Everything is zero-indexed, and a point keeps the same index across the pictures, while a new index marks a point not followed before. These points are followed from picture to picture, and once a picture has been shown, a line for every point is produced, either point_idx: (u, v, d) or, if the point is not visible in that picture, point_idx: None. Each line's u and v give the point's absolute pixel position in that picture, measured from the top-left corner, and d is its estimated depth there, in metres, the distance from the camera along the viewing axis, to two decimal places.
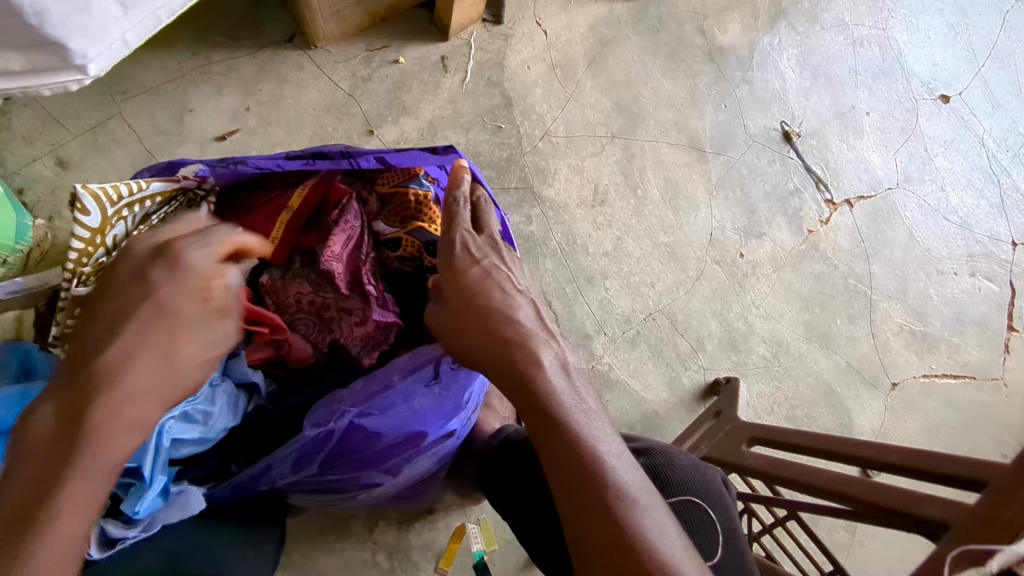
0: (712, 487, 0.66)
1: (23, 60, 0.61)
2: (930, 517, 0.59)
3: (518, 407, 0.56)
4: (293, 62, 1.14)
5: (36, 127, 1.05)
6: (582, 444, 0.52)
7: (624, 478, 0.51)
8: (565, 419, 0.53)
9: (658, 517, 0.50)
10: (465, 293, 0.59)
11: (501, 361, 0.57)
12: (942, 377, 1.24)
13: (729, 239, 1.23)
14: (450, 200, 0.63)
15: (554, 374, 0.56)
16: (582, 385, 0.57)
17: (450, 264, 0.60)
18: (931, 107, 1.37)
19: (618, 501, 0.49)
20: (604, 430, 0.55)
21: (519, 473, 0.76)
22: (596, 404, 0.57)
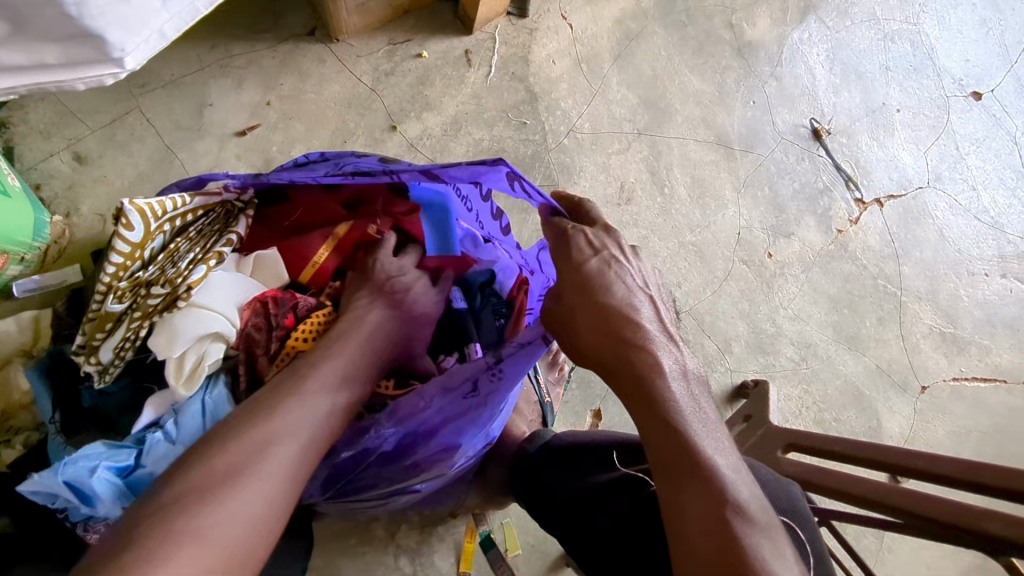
0: (792, 501, 0.63)
1: (59, 52, 0.59)
2: (993, 534, 0.57)
3: (633, 408, 0.56)
4: (315, 55, 1.12)
5: (53, 121, 1.02)
6: (699, 455, 0.51)
7: (741, 496, 0.50)
8: (683, 427, 0.52)
9: (775, 539, 0.48)
10: (590, 294, 0.59)
11: (622, 364, 0.57)
12: (973, 380, 1.22)
13: (756, 238, 1.21)
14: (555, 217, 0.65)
15: (673, 379, 0.55)
16: (700, 393, 0.56)
17: (569, 259, 0.61)
18: (963, 104, 1.35)
19: (734, 519, 0.48)
20: (723, 445, 0.53)
21: (566, 478, 0.72)
22: (714, 414, 0.56)
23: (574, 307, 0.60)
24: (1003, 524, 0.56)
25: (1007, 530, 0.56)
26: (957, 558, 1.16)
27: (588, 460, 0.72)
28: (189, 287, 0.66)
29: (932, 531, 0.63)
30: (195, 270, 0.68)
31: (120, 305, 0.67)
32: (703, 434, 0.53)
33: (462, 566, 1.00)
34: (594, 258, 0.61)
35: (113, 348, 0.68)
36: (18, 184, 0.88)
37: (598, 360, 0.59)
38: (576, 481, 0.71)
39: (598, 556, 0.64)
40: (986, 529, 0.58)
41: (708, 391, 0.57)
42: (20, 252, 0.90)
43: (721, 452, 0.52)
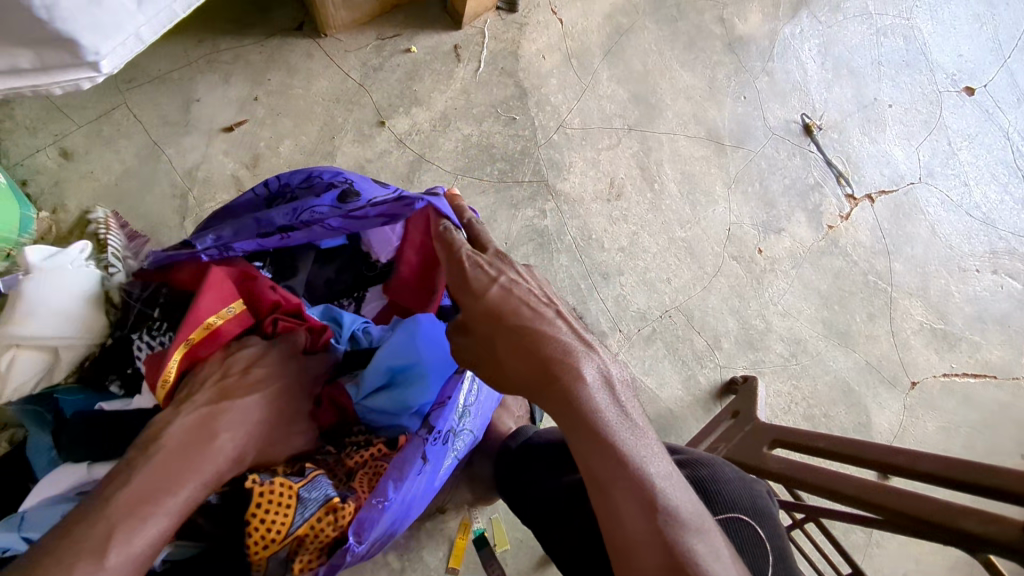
0: (759, 501, 0.62)
1: (33, 57, 0.58)
2: (968, 530, 0.57)
3: (561, 425, 0.54)
4: (302, 50, 1.11)
5: (40, 117, 1.02)
6: (629, 462, 0.50)
7: (676, 500, 0.49)
8: (610, 436, 0.51)
9: (710, 542, 0.48)
10: (501, 321, 0.58)
11: (545, 385, 0.55)
12: (963, 376, 1.22)
13: (747, 234, 1.21)
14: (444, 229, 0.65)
15: (597, 388, 0.54)
16: (627, 400, 0.55)
17: (469, 288, 0.60)
18: (956, 100, 1.34)
19: (669, 526, 0.47)
20: (654, 449, 0.53)
21: (543, 477, 0.72)
22: (644, 420, 0.55)
23: (488, 335, 0.59)
24: (979, 521, 0.57)
25: (983, 527, 0.56)
26: (944, 554, 1.16)
27: (563, 461, 0.71)
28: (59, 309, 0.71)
29: (911, 527, 0.63)
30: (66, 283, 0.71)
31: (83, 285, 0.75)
32: (632, 439, 0.52)
33: (451, 562, 1.00)
34: (494, 286, 0.60)
35: None
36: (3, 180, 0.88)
37: (522, 385, 0.57)
38: (550, 479, 0.71)
39: (573, 555, 0.65)
40: (963, 526, 0.58)
41: (635, 394, 0.56)
42: (5, 246, 0.87)
43: (653, 458, 0.52)
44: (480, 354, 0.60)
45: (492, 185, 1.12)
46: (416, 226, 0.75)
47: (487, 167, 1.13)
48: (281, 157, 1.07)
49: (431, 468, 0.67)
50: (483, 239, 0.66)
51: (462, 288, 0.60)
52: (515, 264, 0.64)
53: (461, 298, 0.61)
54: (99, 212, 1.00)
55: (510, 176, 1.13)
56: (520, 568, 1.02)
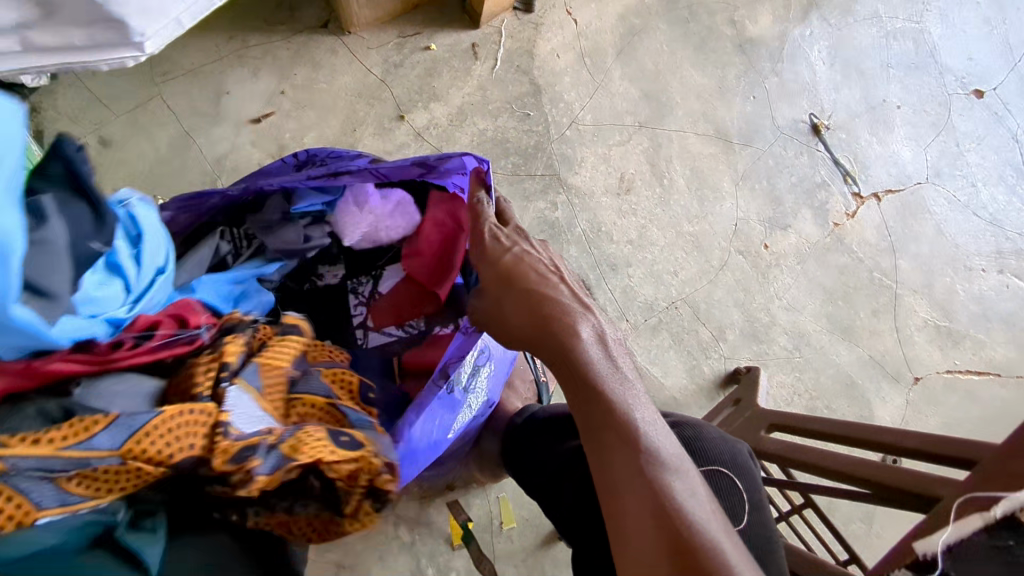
0: (740, 460, 0.65)
1: (84, 36, 0.64)
2: (942, 498, 0.60)
3: (559, 378, 0.58)
4: (328, 47, 1.17)
5: (81, 106, 1.08)
6: (617, 411, 0.54)
7: (659, 443, 0.53)
8: (601, 387, 0.55)
9: (689, 481, 0.51)
10: (506, 284, 0.61)
11: (542, 340, 0.58)
12: (966, 373, 1.24)
13: (754, 230, 1.24)
14: (478, 200, 0.69)
15: (591, 343, 0.57)
16: (619, 355, 0.58)
17: (484, 254, 0.64)
18: (965, 102, 1.36)
19: (651, 467, 0.51)
20: (641, 400, 0.56)
21: (545, 445, 0.76)
22: (634, 373, 0.58)
23: (497, 297, 0.62)
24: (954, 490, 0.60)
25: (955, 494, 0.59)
26: None
27: (561, 429, 0.75)
28: None
29: (896, 500, 0.66)
30: None
31: None
32: (620, 389, 0.55)
33: (456, 539, 1.04)
34: (504, 252, 0.64)
35: None
36: (45, 164, 0.95)
37: (522, 341, 0.60)
38: (550, 447, 0.75)
39: (569, 515, 0.69)
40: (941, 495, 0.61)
41: (626, 351, 0.59)
42: None
43: (639, 407, 0.55)
44: (485, 313, 0.63)
45: (506, 178, 1.16)
46: (437, 210, 0.82)
47: (501, 160, 1.17)
48: (305, 147, 1.12)
49: (445, 416, 0.72)
50: (507, 216, 0.70)
51: (476, 256, 0.65)
52: (528, 234, 0.67)
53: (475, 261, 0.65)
54: None
55: (523, 169, 1.18)
56: (525, 545, 1.06)
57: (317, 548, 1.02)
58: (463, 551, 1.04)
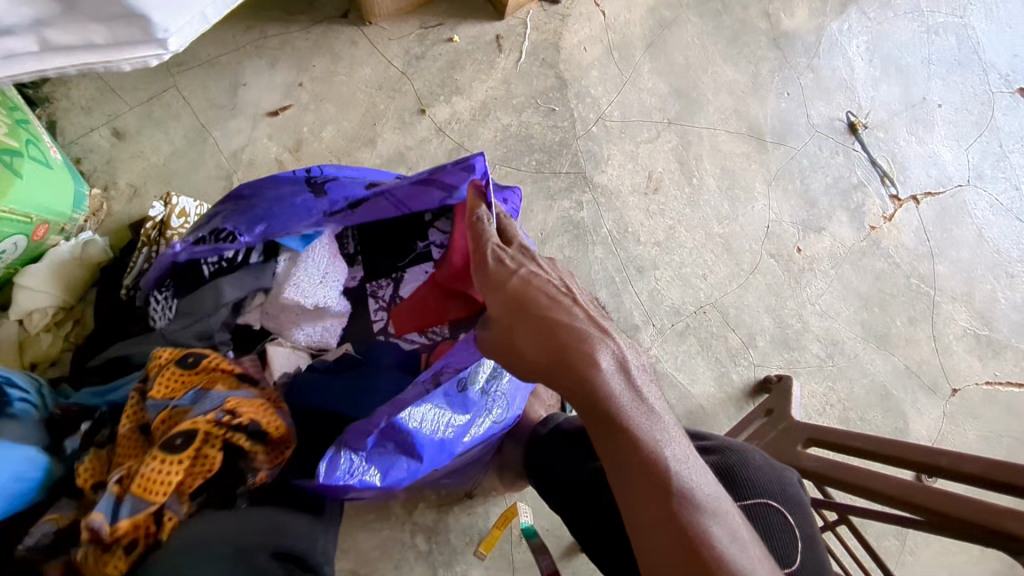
0: (789, 490, 0.62)
1: (106, 33, 0.60)
2: (1013, 533, 0.56)
3: (579, 412, 0.54)
4: (347, 38, 1.13)
5: (95, 97, 1.05)
6: (645, 447, 0.50)
7: (693, 481, 0.49)
8: (625, 421, 0.51)
9: (728, 522, 0.48)
10: (519, 311, 0.58)
11: (560, 373, 0.55)
12: (1007, 385, 1.18)
13: (786, 232, 1.19)
14: (476, 219, 0.66)
15: (611, 374, 0.53)
16: (643, 385, 0.54)
17: (491, 279, 0.61)
18: (1009, 101, 1.30)
19: (685, 508, 0.47)
20: (670, 432, 0.52)
21: (572, 460, 0.73)
22: (660, 404, 0.54)
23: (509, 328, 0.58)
24: None
25: None
26: (983, 564, 1.13)
27: (587, 447, 0.72)
28: (145, 236, 0.88)
29: (954, 530, 0.61)
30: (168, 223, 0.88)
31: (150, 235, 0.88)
32: (647, 424, 0.52)
33: (480, 547, 1.01)
34: (512, 278, 0.60)
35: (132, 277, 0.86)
36: (58, 157, 0.92)
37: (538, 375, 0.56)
38: (578, 466, 0.71)
39: (601, 542, 0.66)
40: (1011, 530, 0.56)
41: (650, 379, 0.56)
42: (59, 222, 0.92)
43: (668, 440, 0.52)
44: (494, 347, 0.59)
45: (529, 175, 1.12)
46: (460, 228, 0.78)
47: (525, 156, 1.13)
48: (324, 142, 1.09)
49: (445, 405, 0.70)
50: (508, 236, 0.67)
51: (484, 282, 0.61)
52: (535, 256, 0.63)
53: (482, 287, 0.61)
54: (149, 190, 1.04)
55: (547, 167, 1.13)
56: None
57: None
58: (481, 561, 1.01)
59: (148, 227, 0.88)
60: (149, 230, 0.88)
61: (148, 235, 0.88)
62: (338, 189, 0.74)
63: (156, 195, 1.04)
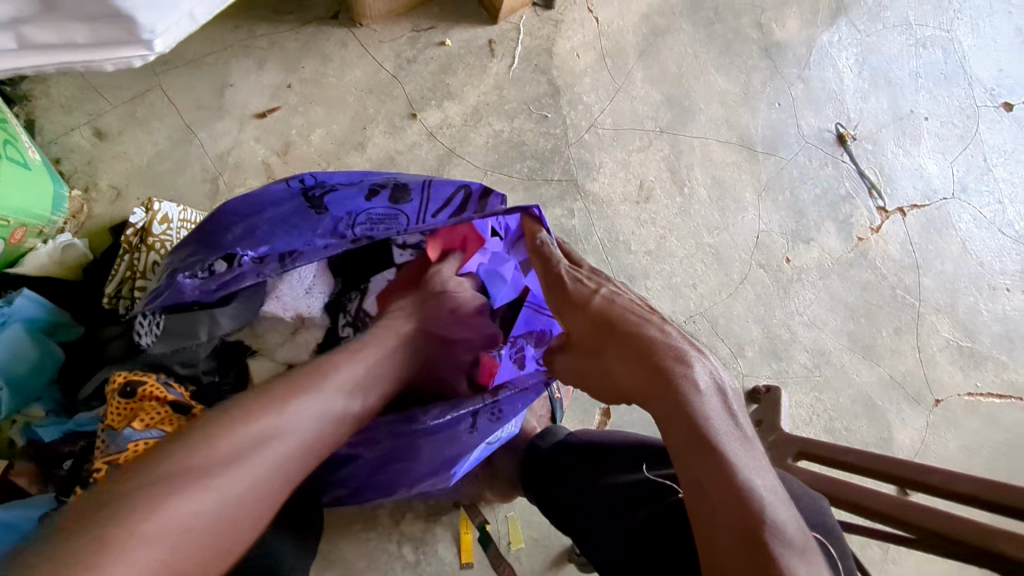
0: (823, 518, 0.61)
1: (88, 33, 0.58)
2: (1004, 553, 0.57)
3: (666, 429, 0.52)
4: (338, 40, 1.11)
5: (76, 96, 1.02)
6: (734, 471, 0.47)
7: (780, 517, 0.46)
8: (716, 441, 0.49)
9: (815, 565, 0.44)
10: (608, 328, 0.58)
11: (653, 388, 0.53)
12: (988, 396, 1.20)
13: (775, 242, 1.19)
14: (539, 244, 0.66)
15: (707, 395, 0.52)
16: (739, 410, 0.52)
17: (573, 298, 0.61)
18: (993, 114, 1.32)
19: (772, 542, 0.43)
20: (760, 461, 0.49)
21: (585, 476, 0.71)
22: (754, 432, 0.52)
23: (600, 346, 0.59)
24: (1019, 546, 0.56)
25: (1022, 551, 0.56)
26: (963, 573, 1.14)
27: (606, 463, 0.70)
28: (126, 239, 0.86)
29: (945, 548, 0.62)
30: (154, 228, 0.85)
31: (131, 238, 0.86)
32: (740, 449, 0.49)
33: (464, 557, 1.00)
34: (595, 296, 0.61)
35: (114, 287, 0.84)
36: (38, 159, 0.89)
37: (631, 391, 0.56)
38: (592, 481, 0.70)
39: (613, 559, 0.63)
40: (1003, 551, 0.57)
41: (744, 404, 0.53)
42: (37, 226, 0.89)
43: (758, 471, 0.48)
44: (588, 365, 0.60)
45: (521, 182, 1.11)
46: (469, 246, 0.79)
47: (517, 163, 1.12)
48: (312, 145, 1.07)
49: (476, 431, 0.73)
50: (574, 257, 0.68)
51: (563, 300, 0.62)
52: (613, 279, 0.64)
53: (560, 306, 0.62)
54: (131, 192, 1.01)
55: (539, 174, 1.13)
56: (534, 567, 1.02)
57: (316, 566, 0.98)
58: (469, 571, 1.00)
59: (128, 227, 0.86)
60: (129, 231, 0.86)
61: (129, 238, 0.86)
62: (338, 204, 0.72)
63: (138, 197, 1.01)
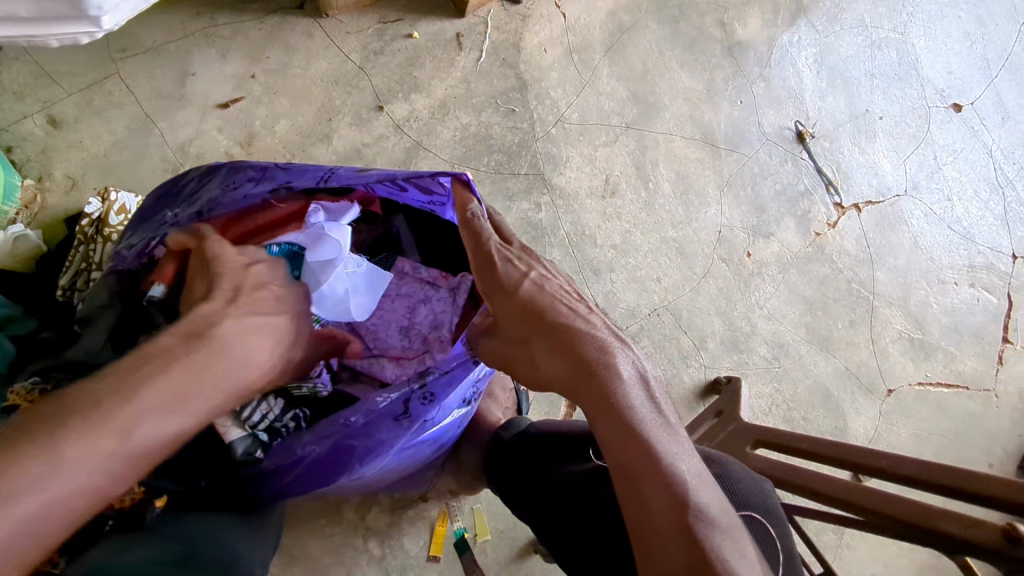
0: (767, 500, 0.63)
1: (32, 7, 0.62)
2: (945, 532, 0.60)
3: (597, 421, 0.52)
4: (303, 30, 1.10)
5: (29, 82, 0.99)
6: (663, 461, 0.49)
7: (705, 500, 0.48)
8: (646, 434, 0.50)
9: (738, 544, 0.47)
10: (533, 318, 0.56)
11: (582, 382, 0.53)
12: (936, 385, 1.25)
13: (737, 237, 1.22)
14: (467, 217, 0.61)
15: (631, 386, 0.53)
16: (661, 398, 0.54)
17: (498, 283, 0.58)
18: (943, 115, 1.37)
19: (702, 528, 0.45)
20: (684, 448, 0.51)
21: (544, 465, 0.72)
22: (676, 419, 0.54)
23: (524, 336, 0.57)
24: (959, 524, 0.59)
25: (962, 530, 0.59)
26: (912, 555, 1.19)
27: (563, 452, 0.72)
28: (82, 230, 0.85)
29: (891, 529, 0.65)
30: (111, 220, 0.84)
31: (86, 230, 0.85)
32: (666, 440, 0.50)
33: (431, 549, 1.01)
34: (525, 282, 0.58)
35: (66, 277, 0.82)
36: None
37: (558, 383, 0.55)
38: (549, 470, 0.71)
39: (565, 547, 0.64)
40: (944, 529, 0.60)
41: (666, 394, 0.56)
42: None
43: (683, 457, 0.50)
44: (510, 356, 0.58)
45: (489, 176, 1.12)
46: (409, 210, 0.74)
47: (484, 157, 1.12)
48: (277, 137, 1.05)
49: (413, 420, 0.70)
50: (501, 229, 0.64)
51: (489, 282, 0.58)
52: (538, 256, 0.62)
53: (484, 288, 0.59)
54: (88, 182, 0.98)
55: (507, 168, 1.13)
56: (499, 558, 1.03)
57: (281, 562, 0.97)
58: (435, 565, 1.00)
59: (84, 220, 0.85)
60: (86, 225, 0.85)
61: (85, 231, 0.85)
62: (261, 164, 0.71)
63: (96, 187, 0.99)
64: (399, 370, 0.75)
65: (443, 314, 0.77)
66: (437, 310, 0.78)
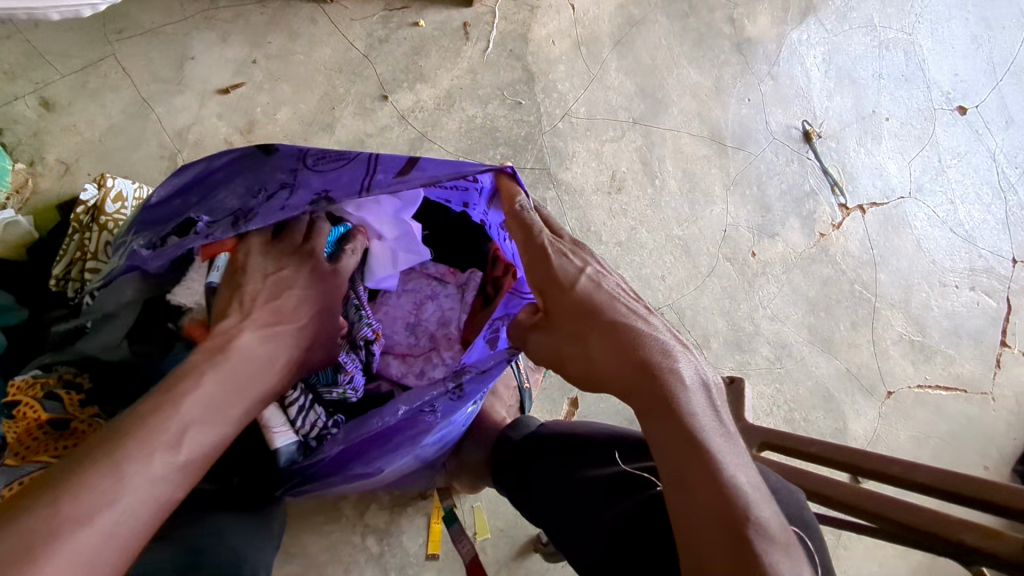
0: (798, 512, 0.62)
1: None
2: (965, 543, 0.59)
3: (649, 424, 0.50)
4: (307, 15, 1.07)
5: (21, 61, 0.96)
6: (720, 467, 0.46)
7: (763, 513, 0.45)
8: (703, 438, 0.48)
9: (796, 561, 0.44)
10: (590, 315, 0.55)
11: (635, 382, 0.51)
12: (935, 388, 1.24)
13: (741, 237, 1.21)
14: (518, 209, 0.60)
15: (691, 391, 0.51)
16: (721, 406, 0.52)
17: (556, 278, 0.57)
18: (949, 117, 1.37)
19: (757, 539, 0.43)
20: (742, 458, 0.49)
21: (562, 468, 0.71)
22: (734, 429, 0.51)
23: (579, 332, 0.55)
24: (979, 535, 0.59)
25: (981, 541, 0.59)
26: (907, 557, 1.19)
27: (583, 456, 0.70)
28: (77, 218, 0.81)
29: (906, 537, 0.65)
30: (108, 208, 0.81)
31: (82, 217, 0.81)
32: (725, 448, 0.48)
33: (430, 548, 0.99)
34: (581, 278, 0.57)
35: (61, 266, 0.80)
36: None
37: (611, 382, 0.53)
38: (568, 474, 0.69)
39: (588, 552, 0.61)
40: (964, 539, 0.59)
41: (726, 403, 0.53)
42: None
43: (741, 467, 0.48)
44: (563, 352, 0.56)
45: None
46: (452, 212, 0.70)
47: (489, 149, 1.10)
48: (278, 124, 1.02)
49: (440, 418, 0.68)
50: (555, 226, 0.62)
51: (545, 275, 0.57)
52: (595, 255, 0.60)
53: (539, 283, 0.57)
54: (82, 167, 0.95)
55: (512, 161, 1.11)
56: (499, 557, 1.02)
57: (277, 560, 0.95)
58: (434, 564, 0.99)
59: (79, 206, 0.82)
60: (82, 211, 0.81)
61: (81, 218, 0.81)
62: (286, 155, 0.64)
63: (90, 172, 0.95)
64: (406, 368, 0.76)
65: (450, 311, 0.78)
66: (445, 307, 0.78)
